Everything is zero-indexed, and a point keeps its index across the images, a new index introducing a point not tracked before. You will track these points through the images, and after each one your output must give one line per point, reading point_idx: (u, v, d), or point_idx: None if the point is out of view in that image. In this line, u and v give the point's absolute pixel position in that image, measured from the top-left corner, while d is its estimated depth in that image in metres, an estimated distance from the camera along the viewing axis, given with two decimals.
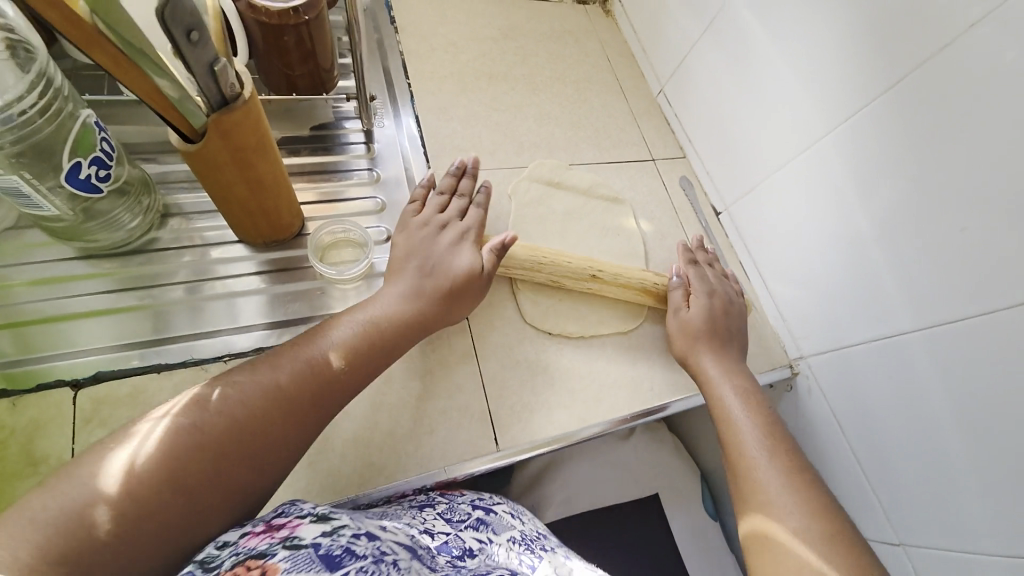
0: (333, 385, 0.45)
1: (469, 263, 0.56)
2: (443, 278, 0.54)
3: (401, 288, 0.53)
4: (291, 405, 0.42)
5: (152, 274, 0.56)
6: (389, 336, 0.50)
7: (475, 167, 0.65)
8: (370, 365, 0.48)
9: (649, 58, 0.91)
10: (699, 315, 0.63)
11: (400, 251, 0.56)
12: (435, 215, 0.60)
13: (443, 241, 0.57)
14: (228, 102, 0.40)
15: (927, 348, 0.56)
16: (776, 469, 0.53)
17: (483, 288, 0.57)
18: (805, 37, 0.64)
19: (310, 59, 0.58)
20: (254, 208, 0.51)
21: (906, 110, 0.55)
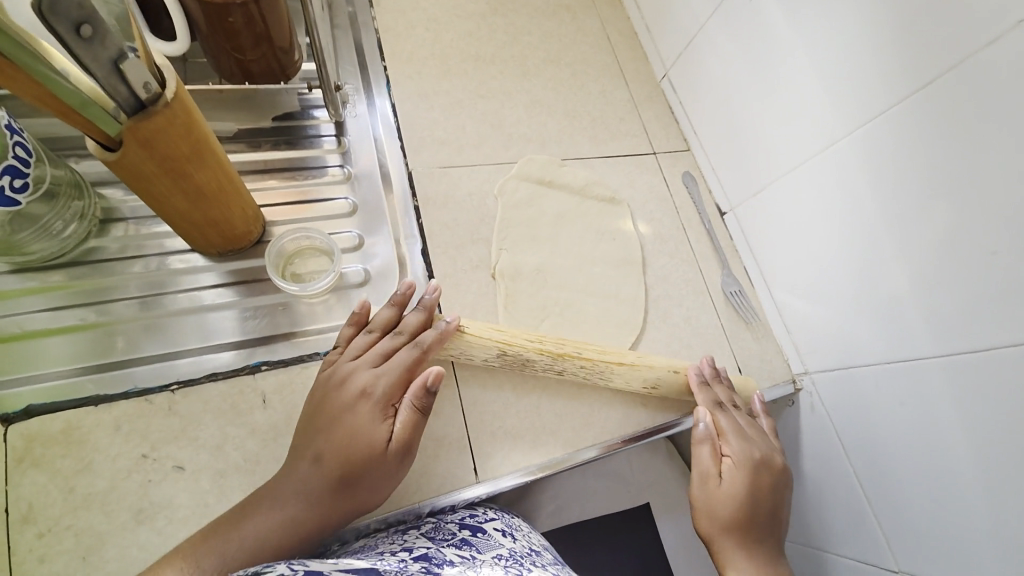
0: (324, 517, 0.41)
1: (370, 436, 0.43)
2: (342, 453, 0.42)
3: (297, 478, 0.42)
4: (279, 552, 0.39)
5: (97, 289, 0.50)
6: (294, 535, 0.40)
7: (435, 298, 0.52)
8: (360, 487, 0.42)
9: (653, 38, 0.83)
10: (729, 497, 0.54)
11: (306, 420, 0.45)
12: (345, 367, 0.47)
13: (343, 407, 0.45)
14: (147, 105, 0.34)
15: (945, 377, 0.52)
16: None
17: (393, 458, 0.43)
18: (829, 21, 0.56)
19: (264, 42, 0.51)
20: (199, 219, 0.45)
21: (940, 111, 0.48)
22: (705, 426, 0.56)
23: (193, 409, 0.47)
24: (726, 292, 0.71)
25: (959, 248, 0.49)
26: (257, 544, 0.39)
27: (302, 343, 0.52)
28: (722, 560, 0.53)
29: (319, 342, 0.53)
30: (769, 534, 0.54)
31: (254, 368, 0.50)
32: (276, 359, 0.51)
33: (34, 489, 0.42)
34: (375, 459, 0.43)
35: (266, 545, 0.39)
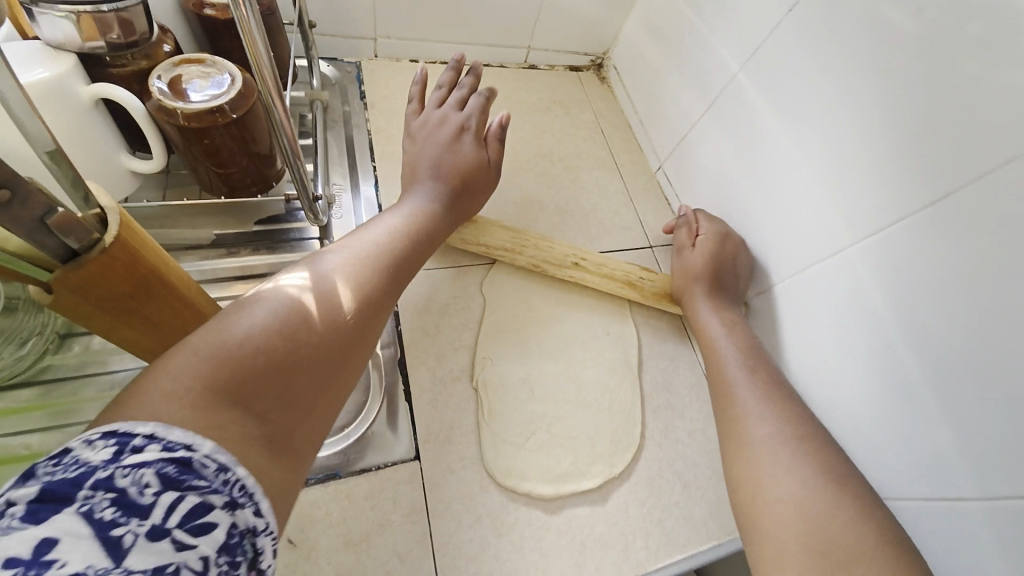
0: (354, 327, 0.37)
1: (474, 154, 0.57)
2: (454, 166, 0.56)
3: (423, 189, 0.53)
4: (313, 338, 0.33)
5: (61, 411, 0.46)
6: (420, 245, 0.47)
7: (477, 69, 0.62)
8: (384, 302, 0.40)
9: (647, 130, 0.83)
10: (702, 256, 0.64)
11: (415, 157, 0.57)
12: (434, 112, 0.60)
13: (448, 138, 0.57)
14: (82, 252, 0.31)
15: (991, 526, 0.43)
16: (766, 415, 0.48)
17: (489, 181, 0.59)
18: (827, 128, 0.55)
19: (244, 156, 0.51)
20: (149, 344, 0.42)
21: (959, 227, 0.44)
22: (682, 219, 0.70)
23: None
24: None
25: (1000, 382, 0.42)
26: (291, 330, 0.32)
27: None
28: (692, 312, 0.63)
29: None
30: (759, 402, 0.50)
31: None
32: None
33: None
34: (402, 258, 0.44)
35: (299, 325, 0.33)
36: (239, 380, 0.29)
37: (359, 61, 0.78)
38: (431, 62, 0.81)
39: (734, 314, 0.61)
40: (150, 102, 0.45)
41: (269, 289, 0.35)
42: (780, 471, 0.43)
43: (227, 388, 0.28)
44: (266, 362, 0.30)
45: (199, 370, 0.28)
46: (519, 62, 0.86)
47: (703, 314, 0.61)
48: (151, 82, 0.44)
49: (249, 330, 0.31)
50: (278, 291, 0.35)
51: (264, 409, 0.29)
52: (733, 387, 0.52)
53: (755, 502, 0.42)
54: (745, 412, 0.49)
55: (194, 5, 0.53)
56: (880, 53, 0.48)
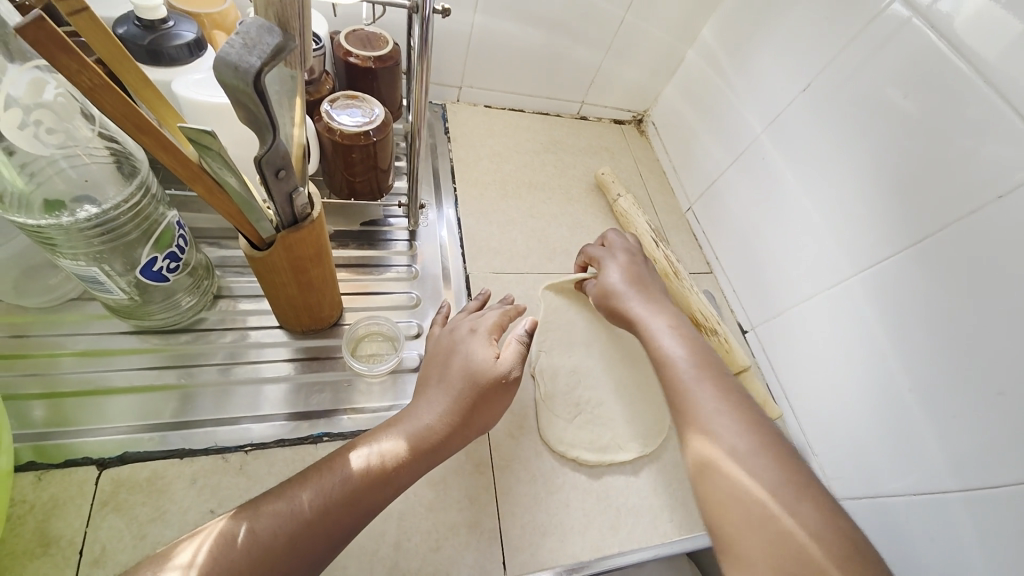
0: (371, 505, 0.45)
1: (487, 367, 0.54)
2: (467, 376, 0.53)
3: (433, 397, 0.52)
4: (334, 518, 0.43)
5: (187, 354, 0.58)
6: (424, 441, 0.49)
7: (485, 296, 0.69)
8: (407, 479, 0.48)
9: (679, 176, 0.97)
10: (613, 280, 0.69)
11: (430, 364, 0.57)
12: (457, 326, 0.60)
13: (463, 344, 0.57)
14: (298, 221, 0.44)
15: (970, 514, 0.52)
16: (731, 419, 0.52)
17: (507, 388, 0.55)
18: (834, 181, 0.68)
19: (372, 169, 0.65)
20: (301, 303, 0.54)
21: (937, 264, 0.56)
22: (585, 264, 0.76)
23: (259, 470, 0.53)
24: None
25: (972, 390, 0.53)
26: (316, 510, 0.43)
27: (358, 418, 0.58)
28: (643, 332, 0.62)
29: (372, 421, 0.58)
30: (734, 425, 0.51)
31: (316, 439, 0.56)
32: (336, 432, 0.57)
33: (110, 532, 0.47)
34: (390, 468, 0.47)
35: (293, 535, 0.41)
36: (273, 550, 0.40)
37: (444, 103, 0.94)
38: (502, 108, 0.97)
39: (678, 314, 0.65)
40: (319, 122, 0.60)
41: (291, 485, 0.44)
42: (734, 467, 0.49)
43: (251, 565, 0.39)
44: (283, 549, 0.40)
45: (253, 541, 0.40)
46: (574, 113, 1.02)
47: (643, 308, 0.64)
48: (322, 105, 0.59)
49: (244, 536, 0.40)
50: (302, 492, 0.43)
51: None
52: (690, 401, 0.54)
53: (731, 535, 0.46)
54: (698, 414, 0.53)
55: (343, 54, 0.66)
56: (876, 126, 0.62)
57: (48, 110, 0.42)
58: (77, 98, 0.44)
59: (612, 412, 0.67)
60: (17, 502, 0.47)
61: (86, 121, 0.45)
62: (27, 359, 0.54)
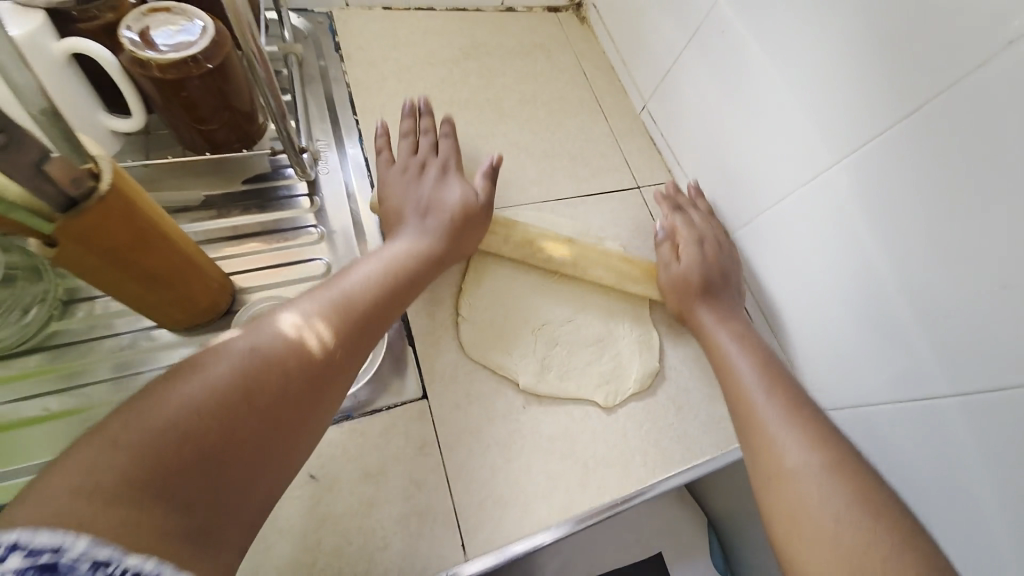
0: (353, 335, 0.43)
1: (460, 196, 0.58)
2: (442, 214, 0.57)
3: (407, 233, 0.55)
4: (285, 376, 0.37)
5: (71, 372, 0.48)
6: (390, 292, 0.48)
7: (429, 105, 0.66)
8: (393, 300, 0.48)
9: (629, 69, 0.82)
10: (687, 270, 0.63)
11: (392, 218, 0.57)
12: (410, 159, 0.61)
13: (433, 179, 0.60)
14: (80, 201, 0.32)
15: (964, 418, 0.48)
16: (773, 400, 0.50)
17: (484, 215, 0.59)
18: (804, 49, 0.55)
19: (225, 110, 0.50)
20: (157, 298, 0.43)
21: (936, 135, 0.45)
22: (663, 232, 0.67)
23: None
24: None
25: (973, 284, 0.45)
26: (264, 376, 0.36)
27: None
28: (698, 328, 0.61)
29: None
30: (781, 420, 0.48)
31: None
32: None
33: None
34: (359, 319, 0.44)
35: (233, 400, 0.34)
36: (230, 403, 0.34)
37: (330, 11, 0.75)
38: (405, 9, 0.79)
39: (742, 325, 0.60)
40: (124, 54, 0.44)
41: (192, 371, 0.34)
42: (806, 489, 0.42)
43: (170, 441, 0.31)
44: (250, 398, 0.35)
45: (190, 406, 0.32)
46: (496, 5, 0.84)
47: (762, 411, 0.49)
48: (120, 29, 0.44)
49: (119, 438, 0.30)
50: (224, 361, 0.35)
51: (157, 497, 0.29)
52: (735, 378, 0.54)
53: (778, 478, 0.44)
54: (765, 419, 0.49)
55: None
56: None
57: None
58: None
59: (571, 357, 0.60)
60: None
61: None
62: None
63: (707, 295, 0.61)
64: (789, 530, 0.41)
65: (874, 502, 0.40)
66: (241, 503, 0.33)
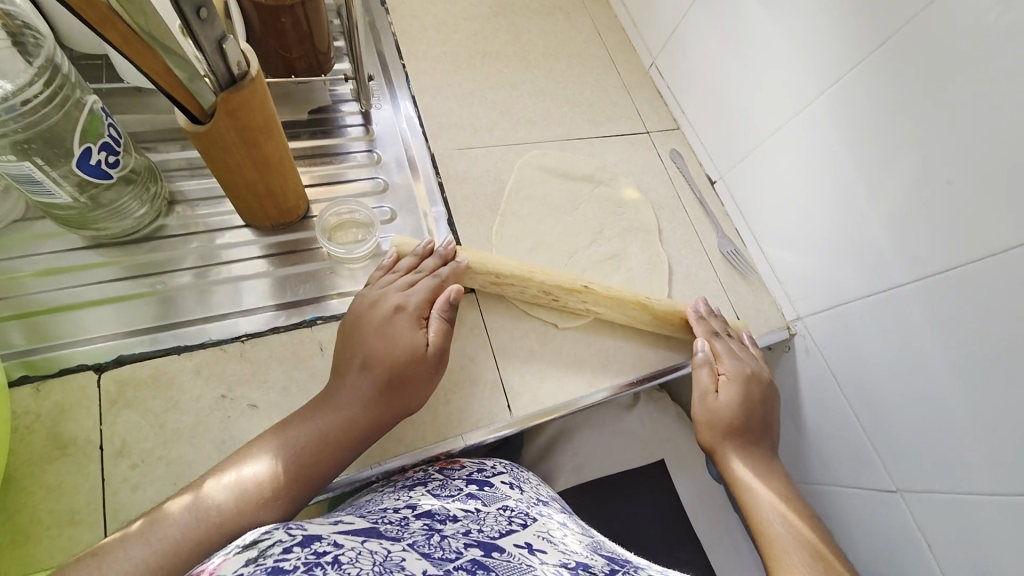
0: (364, 433, 0.48)
1: (411, 343, 0.51)
2: (380, 371, 0.49)
3: (340, 392, 0.49)
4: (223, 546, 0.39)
5: (146, 264, 0.56)
6: (311, 459, 0.45)
7: (448, 250, 0.59)
8: (390, 410, 0.50)
9: (639, 31, 0.92)
10: (726, 407, 0.61)
11: (341, 349, 0.52)
12: (375, 291, 0.55)
13: (381, 321, 0.52)
14: (236, 81, 0.41)
15: (916, 300, 0.58)
16: (800, 553, 0.52)
17: (432, 369, 0.52)
18: (792, 1, 0.65)
19: (307, 41, 0.59)
20: (262, 189, 0.52)
21: (898, 67, 0.56)
22: (703, 352, 0.63)
23: (261, 355, 0.54)
24: (722, 252, 0.78)
25: (928, 194, 0.56)
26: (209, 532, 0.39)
27: (349, 300, 0.59)
28: (724, 468, 0.60)
29: None
30: (806, 559, 0.52)
31: (311, 323, 0.56)
32: (328, 314, 0.57)
33: (127, 426, 0.48)
34: (264, 503, 0.42)
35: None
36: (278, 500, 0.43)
37: None
38: None
39: (779, 475, 0.59)
40: None
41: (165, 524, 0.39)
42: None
43: None
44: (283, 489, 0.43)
45: (252, 510, 0.41)
46: None
47: (747, 479, 0.58)
48: None
49: None
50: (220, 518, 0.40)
51: None
52: (752, 506, 0.57)
53: None
54: (785, 547, 0.53)
55: None
56: None
57: None
58: None
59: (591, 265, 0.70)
60: (21, 414, 0.47)
61: None
62: None
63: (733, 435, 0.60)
64: None
65: (794, 524, 0.55)
66: None
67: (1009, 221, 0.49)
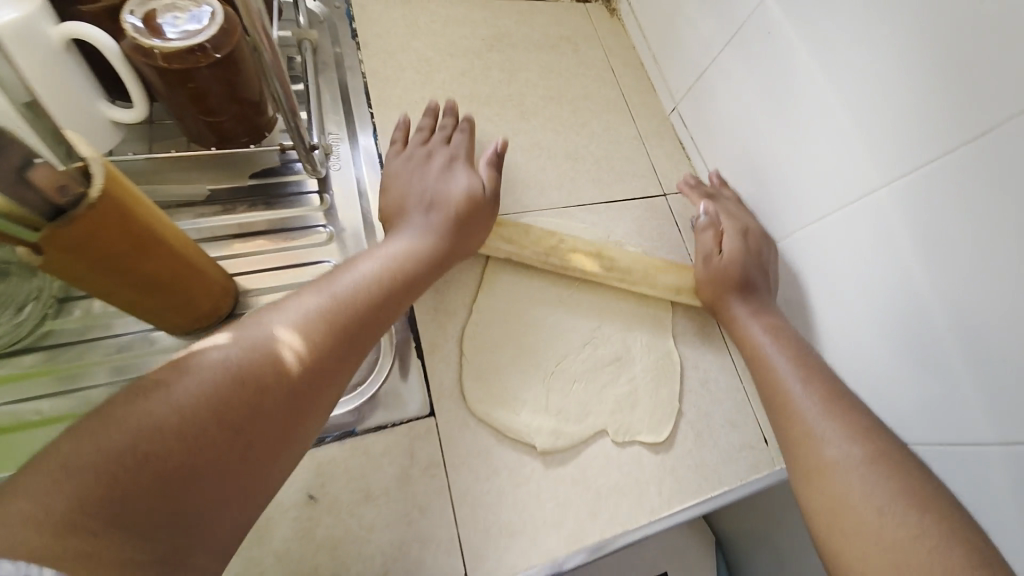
0: (281, 406, 0.34)
1: (468, 184, 0.56)
2: (447, 210, 0.53)
3: (413, 228, 0.52)
4: (242, 411, 0.32)
5: (70, 375, 0.46)
6: (360, 308, 0.41)
7: (453, 106, 0.63)
8: (342, 352, 0.39)
9: (660, 68, 0.77)
10: (732, 262, 0.60)
11: (397, 191, 0.56)
12: (417, 149, 0.59)
13: (438, 169, 0.57)
14: (66, 208, 0.29)
15: (1013, 471, 0.43)
16: (834, 424, 0.46)
17: (491, 209, 0.56)
18: (857, 57, 0.50)
19: (234, 102, 0.47)
20: (154, 305, 0.41)
21: (1007, 164, 0.41)
22: (707, 216, 0.64)
23: None
24: None
25: (1019, 249, 0.41)
26: (188, 418, 0.29)
27: None
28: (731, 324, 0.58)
29: None
30: (817, 410, 0.47)
31: None
32: None
33: None
34: (328, 328, 0.38)
35: (178, 428, 0.29)
36: (128, 455, 0.27)
37: None
38: None
39: (783, 326, 0.57)
40: (126, 40, 0.41)
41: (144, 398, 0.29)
42: (861, 481, 0.41)
43: (96, 490, 0.25)
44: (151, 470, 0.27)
45: (76, 457, 0.26)
46: None
47: (803, 405, 0.48)
48: (123, 16, 0.41)
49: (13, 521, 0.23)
50: (181, 391, 0.30)
51: (116, 544, 0.25)
52: (764, 362, 0.54)
53: (821, 493, 0.43)
54: (804, 415, 0.48)
55: None
56: None
57: None
58: None
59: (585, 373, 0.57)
60: None
61: None
62: None
63: (750, 349, 0.56)
64: (831, 533, 0.40)
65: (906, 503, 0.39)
66: (216, 535, 0.29)
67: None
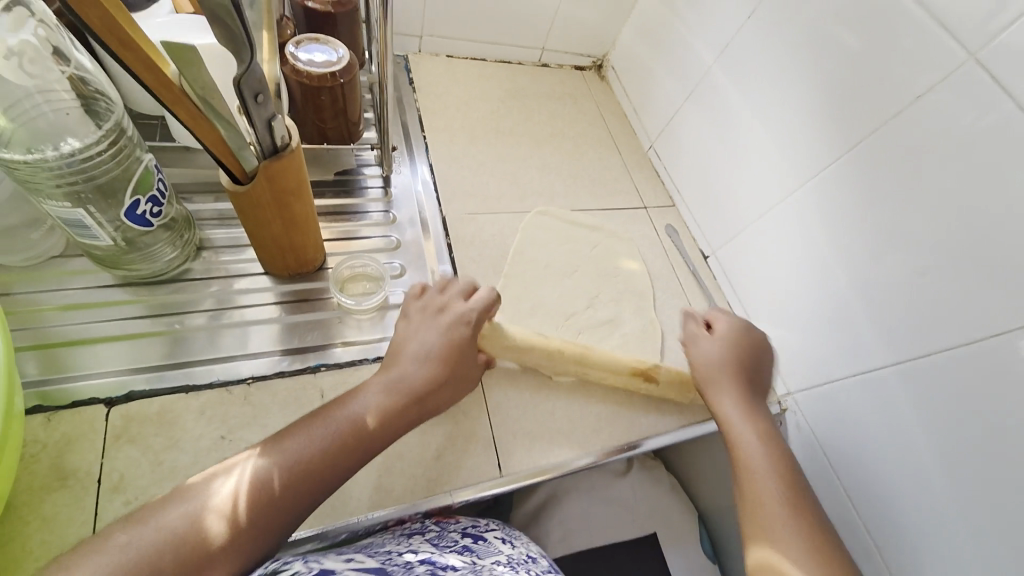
0: (296, 506, 0.44)
1: (467, 343, 0.58)
2: (443, 361, 0.55)
3: (399, 375, 0.53)
4: (288, 496, 0.43)
5: (170, 304, 0.59)
6: (367, 431, 0.49)
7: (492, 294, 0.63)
8: (391, 433, 0.50)
9: (639, 117, 1.01)
10: (739, 403, 0.62)
11: (404, 337, 0.57)
12: (434, 301, 0.60)
13: (444, 324, 0.58)
14: (278, 151, 0.47)
15: (900, 383, 0.60)
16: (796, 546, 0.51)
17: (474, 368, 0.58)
18: (776, 105, 0.73)
19: (341, 115, 0.66)
20: (283, 242, 0.56)
21: (871, 167, 0.61)
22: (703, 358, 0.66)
23: (264, 399, 0.56)
24: None
25: (887, 224, 0.60)
26: (261, 496, 0.42)
27: (350, 349, 0.62)
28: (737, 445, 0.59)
29: (372, 349, 0.62)
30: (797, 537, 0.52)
31: (315, 369, 0.59)
32: (332, 362, 0.60)
33: (126, 462, 0.49)
34: (322, 470, 0.45)
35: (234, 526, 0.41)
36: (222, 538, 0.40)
37: (405, 55, 0.94)
38: (463, 57, 0.99)
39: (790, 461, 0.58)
40: (285, 66, 0.61)
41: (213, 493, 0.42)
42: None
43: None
44: (244, 534, 0.41)
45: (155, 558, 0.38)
46: (535, 60, 1.04)
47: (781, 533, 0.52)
48: (285, 48, 0.61)
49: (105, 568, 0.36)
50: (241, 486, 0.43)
51: None
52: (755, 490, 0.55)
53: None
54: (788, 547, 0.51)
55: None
56: (806, 48, 0.67)
57: (25, 44, 0.43)
58: (55, 37, 0.45)
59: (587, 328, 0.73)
60: (29, 443, 0.49)
61: (59, 62, 0.45)
62: (13, 315, 0.55)
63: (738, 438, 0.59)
64: None
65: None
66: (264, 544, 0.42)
67: (985, 309, 0.52)
